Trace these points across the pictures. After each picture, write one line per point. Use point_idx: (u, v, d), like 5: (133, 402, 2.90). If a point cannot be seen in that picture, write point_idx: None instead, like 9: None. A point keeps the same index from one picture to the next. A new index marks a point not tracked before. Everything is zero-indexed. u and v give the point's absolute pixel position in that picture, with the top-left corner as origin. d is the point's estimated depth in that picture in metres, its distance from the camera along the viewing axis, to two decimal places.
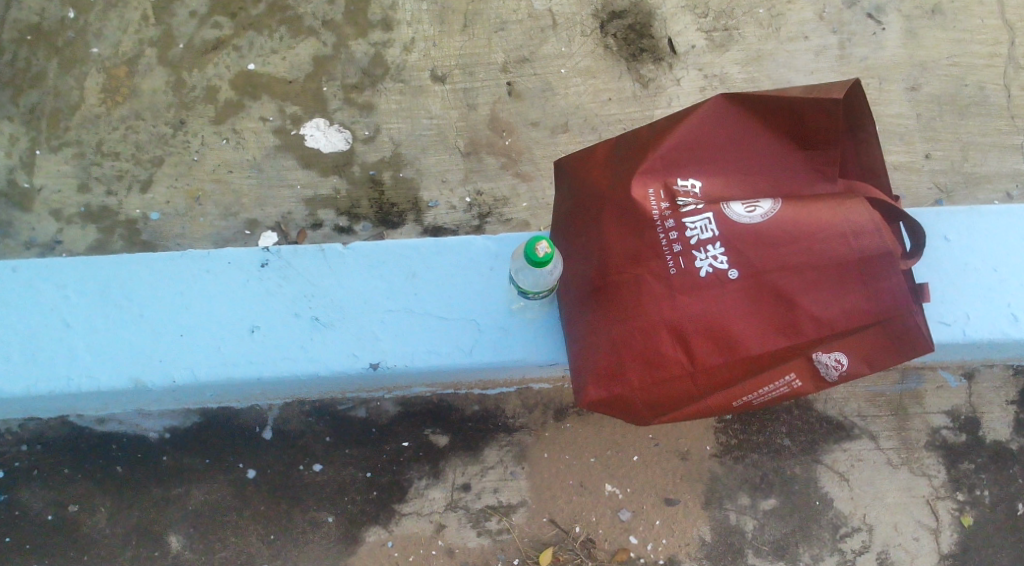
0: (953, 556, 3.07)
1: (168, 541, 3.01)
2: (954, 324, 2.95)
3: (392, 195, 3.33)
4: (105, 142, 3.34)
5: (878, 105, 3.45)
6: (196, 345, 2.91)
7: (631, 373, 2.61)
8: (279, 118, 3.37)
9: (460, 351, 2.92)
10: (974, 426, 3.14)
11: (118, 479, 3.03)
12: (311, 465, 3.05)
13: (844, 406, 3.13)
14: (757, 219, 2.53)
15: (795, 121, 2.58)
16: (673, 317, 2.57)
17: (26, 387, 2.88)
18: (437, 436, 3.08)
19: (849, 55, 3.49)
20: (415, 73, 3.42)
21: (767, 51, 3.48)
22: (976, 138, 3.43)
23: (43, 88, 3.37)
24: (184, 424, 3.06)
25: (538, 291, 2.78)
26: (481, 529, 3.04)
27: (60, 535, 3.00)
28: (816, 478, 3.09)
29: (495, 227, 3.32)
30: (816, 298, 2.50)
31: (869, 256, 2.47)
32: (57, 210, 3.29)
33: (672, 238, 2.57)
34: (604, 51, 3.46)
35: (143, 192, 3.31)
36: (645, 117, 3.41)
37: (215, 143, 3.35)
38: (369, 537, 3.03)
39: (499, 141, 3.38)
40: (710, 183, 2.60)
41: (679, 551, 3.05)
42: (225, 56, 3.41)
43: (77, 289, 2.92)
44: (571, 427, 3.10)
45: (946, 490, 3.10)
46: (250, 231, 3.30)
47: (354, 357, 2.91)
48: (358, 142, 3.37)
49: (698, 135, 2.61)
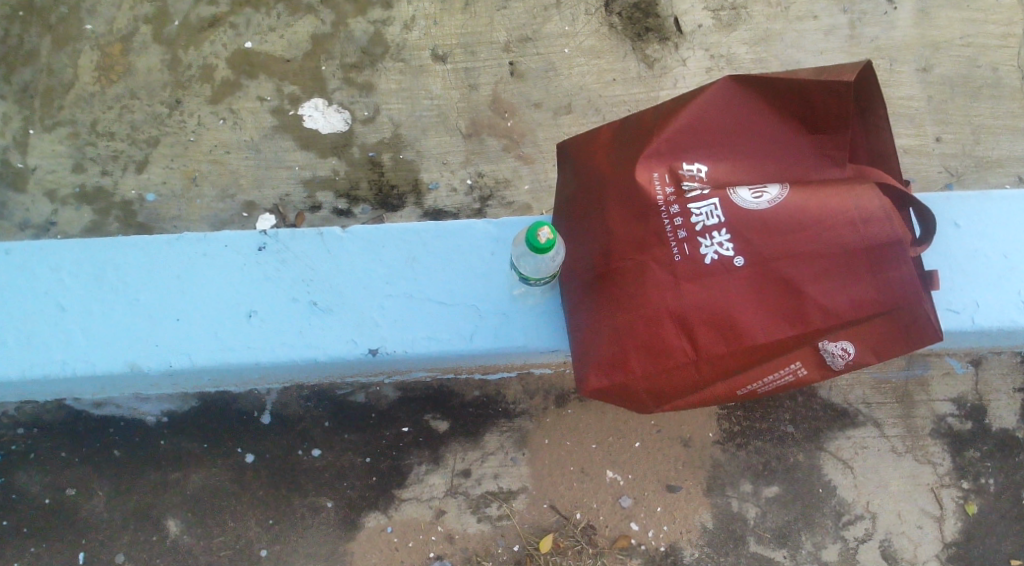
0: (956, 544, 3.05)
1: (166, 526, 2.99)
2: (962, 312, 2.90)
3: (392, 177, 3.28)
4: (99, 122, 3.28)
5: (888, 87, 3.38)
6: (193, 329, 2.88)
7: (634, 361, 2.58)
8: (277, 98, 3.31)
9: (460, 337, 2.89)
10: (980, 414, 3.10)
11: (115, 464, 3.00)
12: (310, 450, 3.02)
13: (849, 393, 3.09)
14: (764, 205, 2.47)
15: (804, 104, 2.52)
16: (677, 305, 2.52)
17: (21, 371, 2.85)
18: (437, 422, 3.05)
19: (859, 35, 3.41)
20: (416, 53, 3.36)
21: (775, 30, 3.41)
22: (987, 121, 3.37)
23: (35, 67, 3.31)
24: (181, 409, 3.03)
25: (539, 277, 2.73)
26: (480, 515, 3.02)
27: (58, 519, 2.98)
28: (819, 465, 3.06)
29: (496, 210, 3.27)
30: (823, 287, 2.45)
31: (879, 244, 2.42)
32: (51, 190, 3.24)
33: (677, 224, 2.51)
34: (608, 30, 3.39)
35: (138, 173, 3.26)
36: (649, 99, 3.35)
37: (211, 123, 3.29)
38: (368, 523, 3.01)
39: (501, 122, 3.32)
40: (716, 167, 2.54)
41: (680, 538, 3.03)
42: (221, 34, 3.34)
43: (73, 272, 2.88)
44: (573, 413, 3.07)
45: (951, 478, 3.07)
46: (248, 214, 3.25)
47: (354, 343, 2.88)
48: (358, 123, 3.31)
49: (704, 117, 2.55)
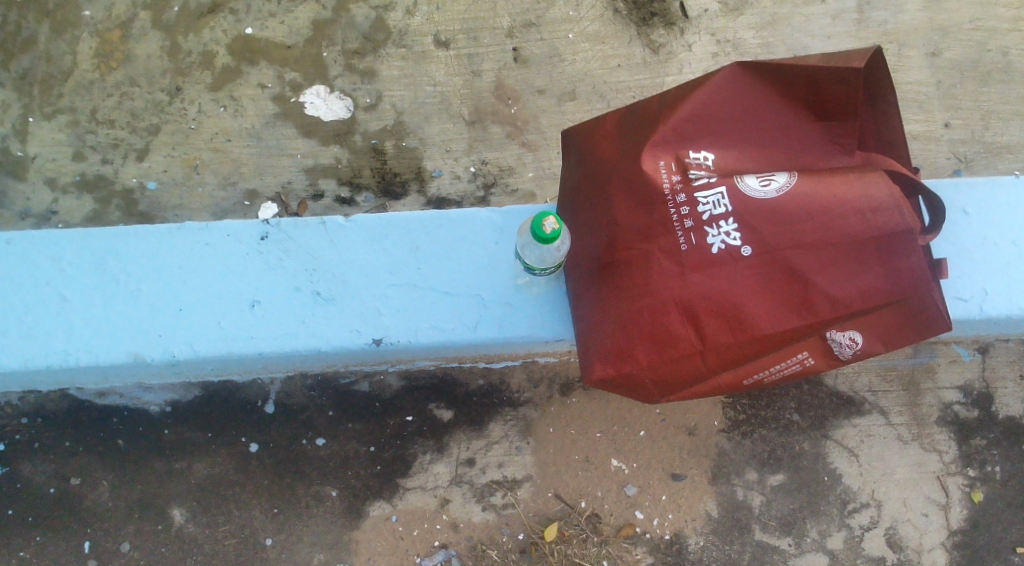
0: (961, 532, 3.04)
1: (171, 515, 2.99)
2: (970, 300, 2.88)
3: (395, 165, 3.25)
4: (99, 109, 3.26)
5: (897, 72, 3.34)
6: (195, 319, 2.86)
7: (639, 350, 2.55)
8: (278, 85, 3.28)
9: (464, 326, 2.87)
10: (987, 402, 3.09)
11: (120, 453, 3.00)
12: (314, 439, 3.02)
13: (854, 381, 3.08)
14: (772, 194, 2.44)
15: (813, 92, 2.49)
16: (684, 295, 2.49)
17: (24, 361, 2.83)
18: (442, 411, 3.04)
19: (867, 19, 3.37)
20: (418, 39, 3.32)
21: (782, 14, 3.37)
22: (997, 106, 3.33)
23: (33, 53, 3.27)
24: (185, 398, 3.02)
25: (544, 267, 2.70)
26: (485, 504, 3.01)
27: (63, 508, 2.98)
28: (825, 453, 3.05)
29: (500, 197, 3.25)
30: (831, 277, 2.41)
31: (888, 234, 2.38)
32: (52, 179, 3.22)
33: (684, 213, 2.48)
34: (613, 15, 3.35)
35: (139, 161, 3.23)
36: (654, 85, 3.31)
37: (212, 110, 3.26)
38: (372, 511, 3.00)
39: (504, 109, 3.29)
40: (723, 156, 2.51)
41: (685, 527, 3.02)
42: (221, 20, 3.30)
43: (74, 263, 2.86)
44: (578, 402, 3.06)
45: (957, 466, 3.07)
46: (250, 202, 3.22)
47: (357, 333, 2.86)
48: (360, 110, 3.28)
49: (711, 105, 2.52)
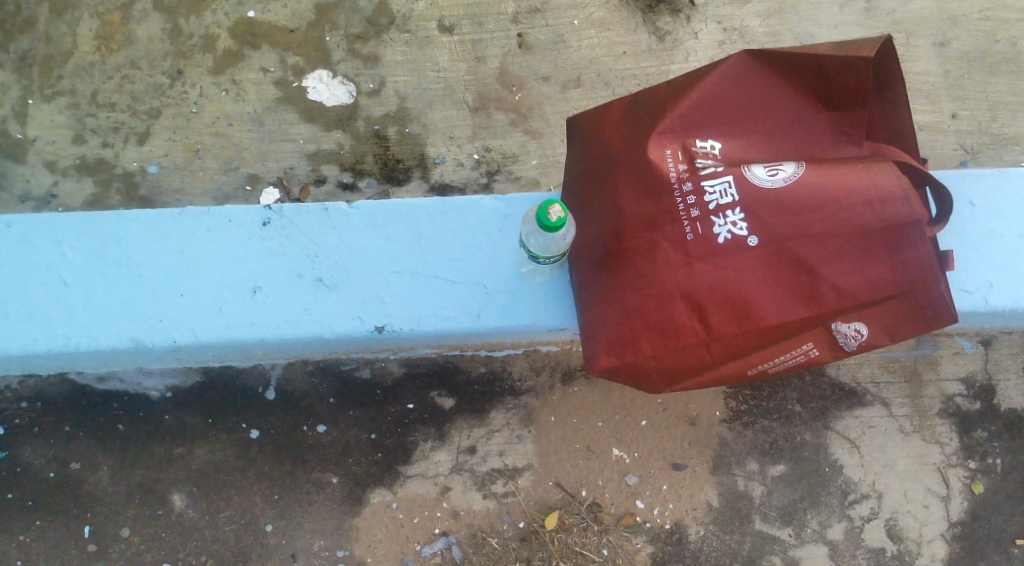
0: (961, 524, 3.04)
1: (172, 500, 2.98)
2: (975, 292, 2.87)
3: (398, 151, 3.23)
4: (100, 92, 3.23)
5: (903, 61, 3.32)
6: (197, 304, 2.84)
7: (644, 340, 2.54)
8: (280, 69, 3.25)
9: (467, 314, 2.85)
10: (989, 394, 3.09)
11: (120, 438, 2.99)
12: (315, 426, 3.01)
13: (856, 372, 3.08)
14: (779, 184, 2.41)
15: (821, 80, 2.47)
16: (689, 284, 2.48)
17: (25, 346, 2.82)
18: (443, 399, 3.03)
19: (875, 8, 3.35)
20: (422, 23, 3.29)
21: (789, 3, 3.34)
22: (1005, 97, 3.31)
23: (33, 35, 3.24)
24: (185, 384, 3.01)
25: (548, 256, 2.67)
26: (486, 492, 3.01)
27: (62, 493, 2.97)
28: (826, 444, 3.05)
29: (503, 185, 3.22)
30: (838, 268, 2.40)
31: (896, 224, 2.36)
32: (51, 162, 3.19)
33: (690, 202, 2.46)
34: (619, 2, 3.33)
35: (140, 145, 3.21)
36: (660, 72, 3.29)
37: (214, 94, 3.24)
38: (373, 498, 3.00)
39: (508, 95, 3.27)
40: (730, 145, 2.49)
41: (685, 516, 3.02)
42: (223, 3, 3.28)
43: (76, 247, 2.85)
44: (579, 391, 3.05)
45: (958, 458, 3.06)
46: (251, 187, 3.19)
47: (359, 320, 2.85)
48: (362, 96, 3.25)
49: (718, 93, 2.49)
